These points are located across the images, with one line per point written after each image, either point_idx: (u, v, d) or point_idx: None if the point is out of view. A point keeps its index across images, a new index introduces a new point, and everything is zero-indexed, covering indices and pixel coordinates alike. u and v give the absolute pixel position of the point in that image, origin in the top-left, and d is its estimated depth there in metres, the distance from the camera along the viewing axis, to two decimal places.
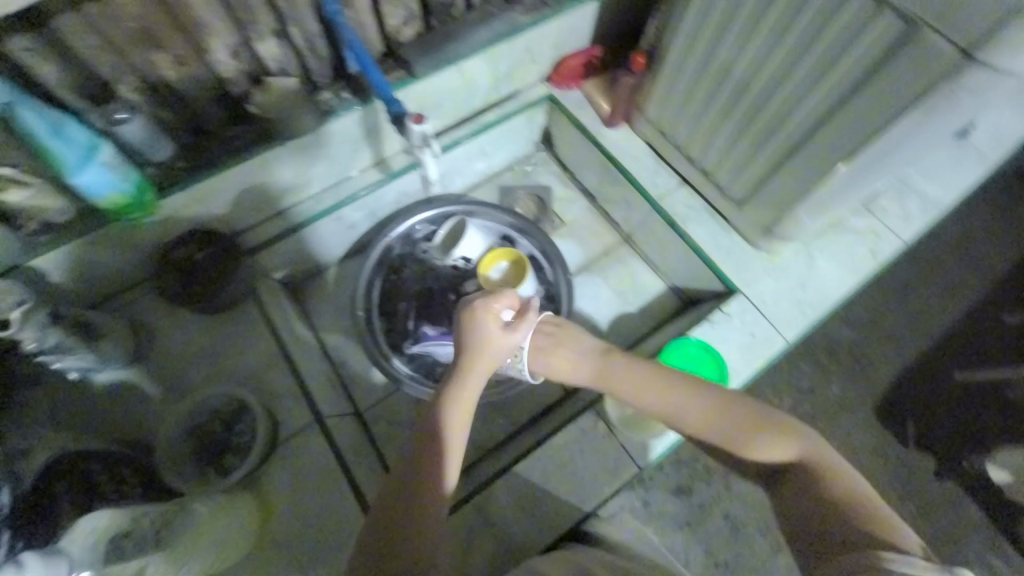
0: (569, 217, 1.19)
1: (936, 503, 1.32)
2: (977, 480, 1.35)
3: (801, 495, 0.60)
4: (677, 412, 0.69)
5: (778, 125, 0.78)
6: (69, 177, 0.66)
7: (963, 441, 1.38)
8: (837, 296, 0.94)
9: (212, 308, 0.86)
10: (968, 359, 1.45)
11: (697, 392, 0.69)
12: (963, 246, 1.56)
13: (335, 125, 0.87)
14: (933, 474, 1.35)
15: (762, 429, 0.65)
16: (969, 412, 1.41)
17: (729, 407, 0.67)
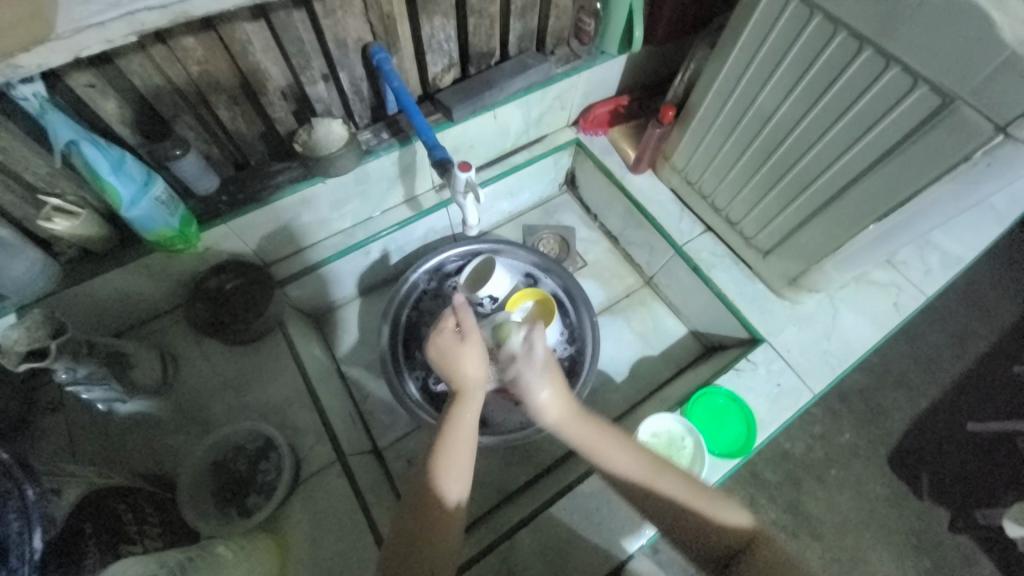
0: (591, 258, 1.21)
1: (954, 559, 1.29)
2: (996, 537, 1.31)
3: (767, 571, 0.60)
4: (657, 486, 0.63)
5: (808, 182, 0.81)
6: (122, 211, 0.68)
7: (981, 496, 1.35)
8: (863, 349, 0.94)
9: (239, 340, 0.85)
10: (985, 411, 1.43)
11: (667, 464, 0.64)
12: (976, 297, 1.57)
13: (372, 164, 0.90)
14: (949, 528, 1.32)
15: (726, 502, 0.64)
16: (986, 465, 1.38)
17: (695, 482, 0.64)
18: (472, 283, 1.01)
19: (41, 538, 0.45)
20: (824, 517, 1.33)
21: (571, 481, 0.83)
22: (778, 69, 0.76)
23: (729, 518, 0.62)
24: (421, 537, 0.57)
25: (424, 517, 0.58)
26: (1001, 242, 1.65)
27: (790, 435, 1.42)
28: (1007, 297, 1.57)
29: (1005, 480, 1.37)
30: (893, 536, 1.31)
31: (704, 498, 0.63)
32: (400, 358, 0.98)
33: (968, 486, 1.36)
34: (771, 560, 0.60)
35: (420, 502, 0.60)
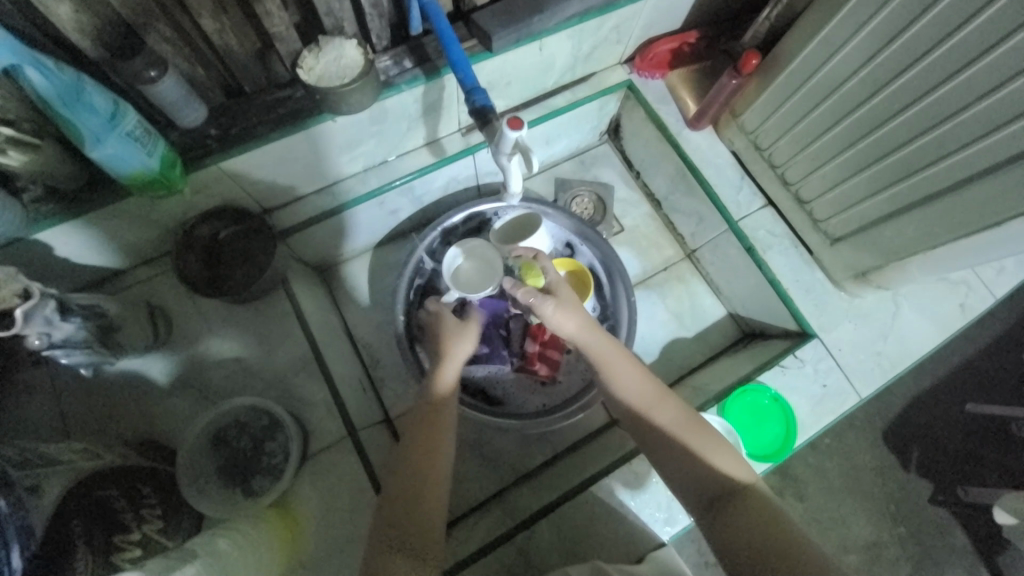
0: (628, 222, 1.08)
1: (928, 528, 1.33)
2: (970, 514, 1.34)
3: (751, 522, 0.56)
4: (650, 409, 0.65)
5: (913, 169, 0.68)
6: (88, 149, 0.55)
7: (962, 470, 1.36)
8: (919, 353, 0.86)
9: (237, 299, 0.76)
10: (996, 399, 1.40)
11: (671, 398, 0.66)
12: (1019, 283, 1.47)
13: (392, 100, 0.74)
14: (927, 500, 1.35)
15: (727, 454, 0.62)
16: (979, 446, 1.38)
17: (700, 425, 0.64)
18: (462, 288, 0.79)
19: (19, 555, 0.40)
20: (810, 480, 1.35)
21: (594, 473, 0.79)
22: (910, 28, 0.60)
23: (721, 460, 0.61)
24: (411, 492, 0.60)
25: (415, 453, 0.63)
26: None
27: None
28: None
29: (996, 464, 1.37)
30: (872, 502, 1.34)
31: (698, 436, 0.63)
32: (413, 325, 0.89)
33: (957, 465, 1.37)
34: (762, 514, 0.56)
35: (414, 467, 0.62)
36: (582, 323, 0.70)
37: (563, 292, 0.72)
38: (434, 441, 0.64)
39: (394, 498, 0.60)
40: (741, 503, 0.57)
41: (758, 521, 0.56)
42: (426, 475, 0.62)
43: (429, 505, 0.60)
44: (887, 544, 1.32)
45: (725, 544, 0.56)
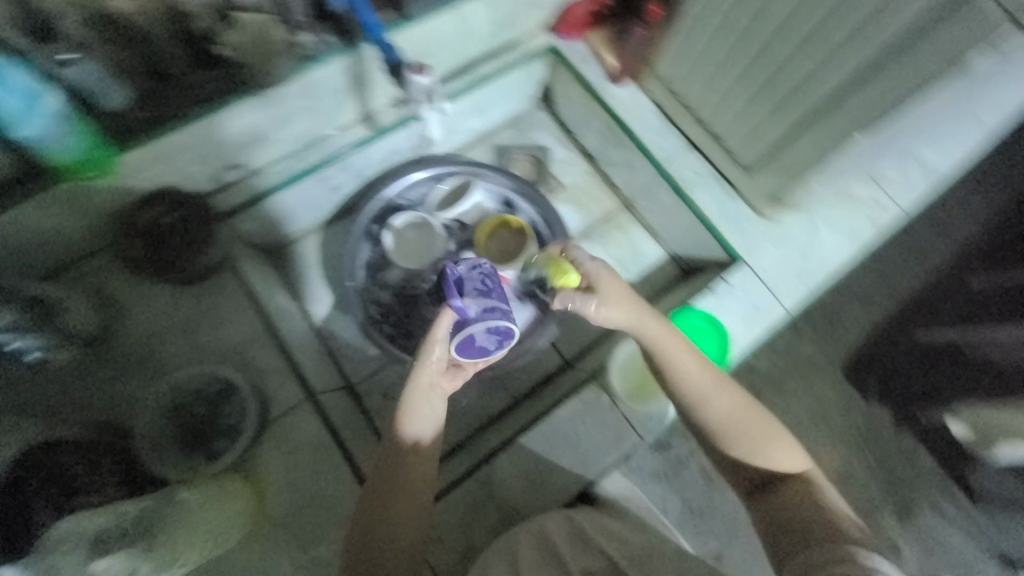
0: (567, 180, 1.13)
1: (893, 456, 1.32)
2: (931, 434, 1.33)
3: (796, 506, 0.62)
4: (706, 401, 0.66)
5: (803, 90, 0.74)
6: (13, 129, 0.61)
7: (922, 393, 1.36)
8: (836, 266, 0.94)
9: (183, 278, 0.79)
10: (945, 319, 1.40)
11: (729, 388, 0.67)
12: (965, 202, 1.46)
13: (319, 73, 0.78)
14: (891, 425, 1.34)
15: (780, 442, 0.66)
16: (936, 369, 1.37)
17: (755, 416, 0.66)
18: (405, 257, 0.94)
19: None
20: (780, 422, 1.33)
21: (548, 407, 0.84)
22: None
23: (777, 452, 0.65)
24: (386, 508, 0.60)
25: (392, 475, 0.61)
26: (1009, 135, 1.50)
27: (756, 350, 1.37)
28: (990, 196, 1.46)
29: (946, 381, 1.36)
30: (840, 435, 1.33)
31: (753, 428, 0.65)
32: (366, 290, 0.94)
33: (910, 386, 1.36)
34: (808, 497, 0.62)
35: (393, 493, 0.61)
36: (632, 321, 0.67)
37: (608, 286, 0.68)
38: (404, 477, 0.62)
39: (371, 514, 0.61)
40: (784, 488, 0.64)
41: (804, 505, 0.61)
42: (394, 497, 0.61)
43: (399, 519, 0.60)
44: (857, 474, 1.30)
45: (768, 521, 0.62)
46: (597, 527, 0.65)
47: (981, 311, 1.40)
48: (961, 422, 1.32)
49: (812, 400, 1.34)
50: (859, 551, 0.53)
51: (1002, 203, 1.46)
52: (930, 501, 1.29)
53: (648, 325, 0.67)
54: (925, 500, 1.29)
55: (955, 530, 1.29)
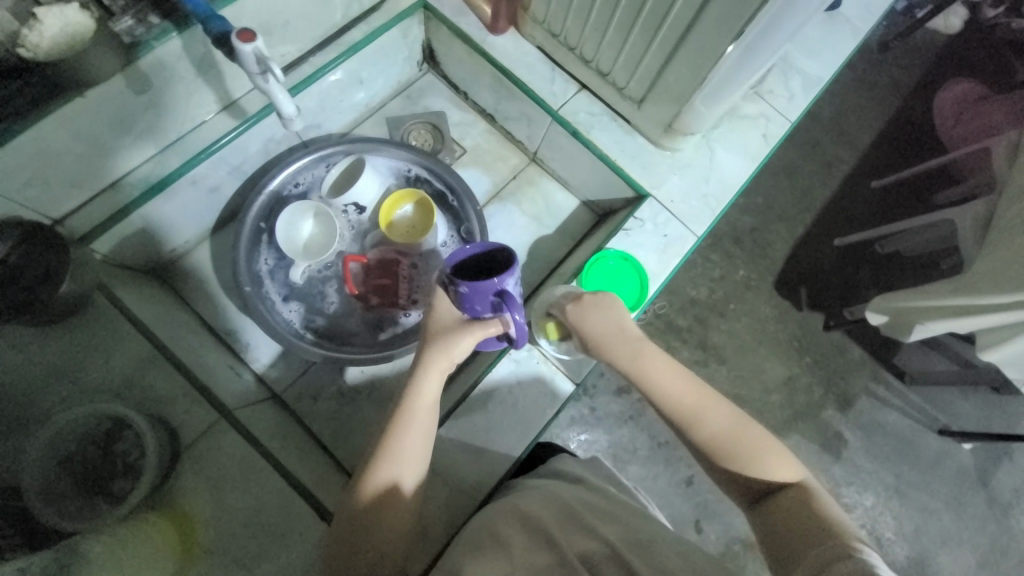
0: (469, 143, 1.09)
1: (830, 354, 1.42)
2: (863, 329, 1.43)
3: (794, 514, 0.54)
4: (692, 408, 0.64)
5: (666, 10, 0.73)
6: None
7: (844, 294, 1.44)
8: (737, 184, 0.96)
9: (50, 319, 0.69)
10: (856, 220, 1.49)
11: (718, 401, 0.65)
12: (851, 107, 1.56)
13: (149, 59, 0.69)
14: (824, 329, 1.43)
15: (776, 452, 0.61)
16: (855, 270, 1.46)
17: (745, 426, 0.63)
18: (306, 254, 0.88)
19: None
20: (727, 344, 1.40)
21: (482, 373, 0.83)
22: None
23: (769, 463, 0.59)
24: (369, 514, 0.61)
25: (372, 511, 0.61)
26: (875, 41, 1.61)
27: (693, 281, 1.43)
28: (877, 102, 1.56)
29: (864, 278, 1.45)
30: (781, 346, 1.41)
31: (744, 436, 0.62)
32: (270, 293, 0.89)
33: (836, 289, 1.45)
34: (808, 505, 0.54)
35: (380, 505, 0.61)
36: (613, 336, 0.69)
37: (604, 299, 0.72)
38: (382, 515, 0.61)
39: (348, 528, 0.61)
40: (784, 498, 0.56)
41: (801, 511, 0.53)
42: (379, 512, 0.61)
43: (384, 534, 0.61)
44: (799, 375, 1.40)
45: (768, 537, 0.54)
46: (602, 520, 0.59)
47: (886, 208, 1.49)
48: None
49: (748, 319, 1.42)
50: (847, 547, 0.46)
51: (891, 106, 1.56)
52: (865, 389, 1.40)
53: (624, 339, 0.68)
54: (862, 389, 1.40)
55: (894, 413, 1.39)
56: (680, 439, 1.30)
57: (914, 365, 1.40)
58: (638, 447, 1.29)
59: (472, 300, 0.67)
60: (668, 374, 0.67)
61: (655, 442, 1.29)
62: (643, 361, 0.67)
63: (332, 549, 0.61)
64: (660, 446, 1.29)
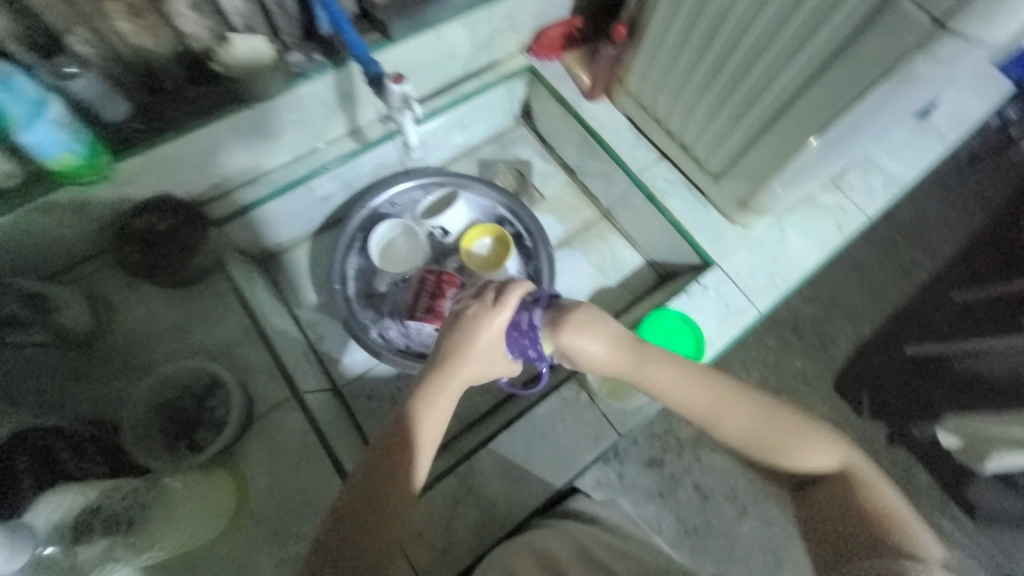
0: (549, 192, 1.18)
1: (889, 469, 1.31)
2: (930, 449, 1.32)
3: (837, 510, 0.61)
4: (718, 419, 0.63)
5: (756, 98, 0.79)
6: (15, 135, 0.62)
7: (913, 406, 1.35)
8: (807, 269, 0.97)
9: (176, 281, 0.82)
10: (931, 332, 1.41)
11: (739, 395, 0.63)
12: (934, 216, 1.53)
13: (306, 88, 0.83)
14: (885, 442, 1.33)
15: (809, 441, 0.62)
16: (926, 382, 1.37)
17: (773, 417, 0.63)
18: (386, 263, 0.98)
19: None
20: None
21: (528, 406, 0.86)
22: None
23: (812, 458, 0.62)
24: (373, 506, 0.55)
25: (380, 498, 0.55)
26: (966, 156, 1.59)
27: (746, 363, 1.39)
28: (962, 215, 1.53)
29: (938, 394, 1.35)
30: None
31: (778, 433, 0.62)
32: (352, 295, 0.97)
33: (907, 400, 1.35)
34: (852, 500, 0.60)
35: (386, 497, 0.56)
36: (614, 355, 0.63)
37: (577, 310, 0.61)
38: (391, 502, 0.56)
39: (352, 517, 0.55)
40: (827, 486, 0.63)
41: (846, 508, 0.60)
42: (383, 507, 0.55)
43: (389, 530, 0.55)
44: None
45: (815, 532, 0.63)
46: (617, 559, 0.61)
47: (965, 323, 1.42)
48: None
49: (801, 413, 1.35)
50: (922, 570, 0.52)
51: (976, 221, 1.52)
52: (927, 517, 1.27)
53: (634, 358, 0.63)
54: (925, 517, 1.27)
55: (960, 552, 1.25)
56: (710, 527, 1.24)
57: (987, 501, 1.27)
58: (664, 526, 1.23)
59: (524, 351, 0.63)
60: (691, 383, 0.64)
61: (683, 524, 1.23)
62: (653, 379, 0.63)
63: (336, 526, 0.55)
64: (688, 530, 1.23)
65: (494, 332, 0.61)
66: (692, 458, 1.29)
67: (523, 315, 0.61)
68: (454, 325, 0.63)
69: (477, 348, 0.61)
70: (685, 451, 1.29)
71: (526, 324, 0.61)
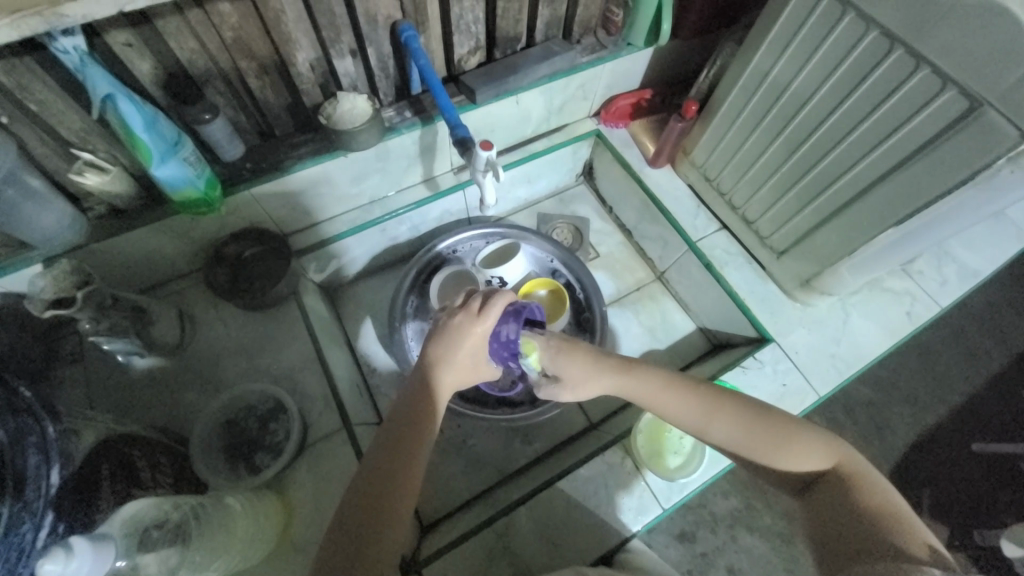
0: (603, 249, 1.21)
1: None
2: (998, 562, 1.19)
3: (835, 507, 0.58)
4: (706, 426, 0.63)
5: (827, 184, 0.80)
6: (151, 170, 0.70)
7: (978, 513, 1.23)
8: (871, 355, 0.93)
9: (254, 305, 0.87)
10: (1001, 431, 1.31)
11: (722, 402, 0.63)
12: (1006, 307, 1.44)
13: (394, 141, 0.90)
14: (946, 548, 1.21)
15: (800, 445, 0.61)
16: (994, 486, 1.26)
17: (766, 421, 0.62)
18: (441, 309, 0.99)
19: (57, 474, 0.48)
20: None
21: (570, 465, 0.85)
22: (806, 67, 0.75)
23: (800, 459, 0.61)
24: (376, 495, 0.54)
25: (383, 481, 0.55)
26: None
27: None
28: None
29: (1003, 499, 1.24)
30: None
31: (765, 437, 0.61)
32: (407, 333, 1.00)
33: (970, 503, 1.24)
34: (847, 498, 0.58)
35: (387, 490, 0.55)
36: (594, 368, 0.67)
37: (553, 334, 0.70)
38: (403, 479, 0.56)
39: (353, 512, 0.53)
40: (825, 487, 0.61)
41: (842, 503, 0.58)
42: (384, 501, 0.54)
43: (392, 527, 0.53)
44: None
45: (819, 532, 0.59)
46: None
47: None
48: (1020, 546, 1.20)
49: None
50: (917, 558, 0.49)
51: None
52: None
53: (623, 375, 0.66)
54: None
55: None
56: None
57: None
58: None
59: (500, 356, 0.71)
60: (668, 393, 0.65)
61: None
62: (640, 390, 0.66)
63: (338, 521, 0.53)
64: None
65: (478, 338, 0.64)
66: (727, 536, 1.21)
67: (503, 329, 0.68)
68: (441, 332, 0.65)
69: (456, 346, 0.64)
70: (720, 527, 1.22)
71: (505, 336, 0.68)
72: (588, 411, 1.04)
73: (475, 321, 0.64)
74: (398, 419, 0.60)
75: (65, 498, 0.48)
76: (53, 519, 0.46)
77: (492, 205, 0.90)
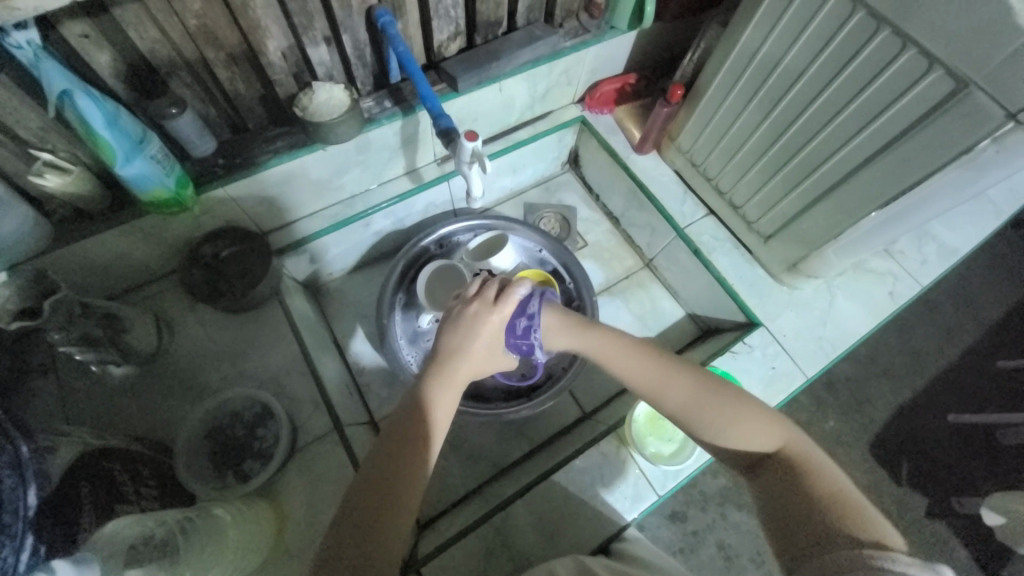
0: (591, 238, 1.21)
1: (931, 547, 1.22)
2: (974, 527, 1.24)
3: (782, 485, 0.55)
4: (657, 393, 0.62)
5: (812, 168, 0.80)
6: (116, 169, 0.66)
7: (955, 481, 1.28)
8: (856, 336, 0.95)
9: (235, 307, 0.85)
10: (975, 402, 1.35)
11: (676, 372, 0.63)
12: (979, 282, 1.48)
13: (374, 132, 0.87)
14: (925, 515, 1.25)
15: (747, 420, 0.58)
16: (967, 454, 1.30)
17: (711, 392, 0.60)
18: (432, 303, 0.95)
19: (34, 495, 0.44)
20: None
21: (565, 457, 0.85)
22: (793, 48, 0.74)
23: (745, 434, 0.58)
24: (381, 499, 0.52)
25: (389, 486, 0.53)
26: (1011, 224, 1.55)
27: None
28: (1007, 284, 1.48)
29: (978, 467, 1.29)
30: None
31: (710, 409, 0.59)
32: (393, 330, 0.98)
33: (947, 472, 1.29)
34: (794, 476, 0.54)
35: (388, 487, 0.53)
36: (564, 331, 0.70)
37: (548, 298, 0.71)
38: (406, 482, 0.54)
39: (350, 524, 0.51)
40: (772, 467, 0.57)
41: (791, 483, 0.54)
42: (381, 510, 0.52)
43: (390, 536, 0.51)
44: None
45: (768, 515, 0.55)
46: None
47: (1011, 396, 1.36)
48: None
49: None
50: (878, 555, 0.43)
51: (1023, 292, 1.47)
52: None
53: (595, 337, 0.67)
54: None
55: None
56: None
57: None
58: None
59: (520, 349, 0.70)
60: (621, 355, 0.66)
61: None
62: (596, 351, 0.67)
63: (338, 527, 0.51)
64: None
65: (495, 328, 0.64)
66: (716, 515, 1.23)
67: (520, 319, 0.68)
68: (454, 322, 0.65)
69: (468, 336, 0.64)
70: (710, 506, 1.24)
71: (522, 327, 0.68)
72: (581, 401, 1.04)
73: (490, 309, 0.64)
74: (407, 413, 0.59)
75: (45, 519, 0.45)
76: (34, 541, 0.42)
77: (481, 196, 0.87)
